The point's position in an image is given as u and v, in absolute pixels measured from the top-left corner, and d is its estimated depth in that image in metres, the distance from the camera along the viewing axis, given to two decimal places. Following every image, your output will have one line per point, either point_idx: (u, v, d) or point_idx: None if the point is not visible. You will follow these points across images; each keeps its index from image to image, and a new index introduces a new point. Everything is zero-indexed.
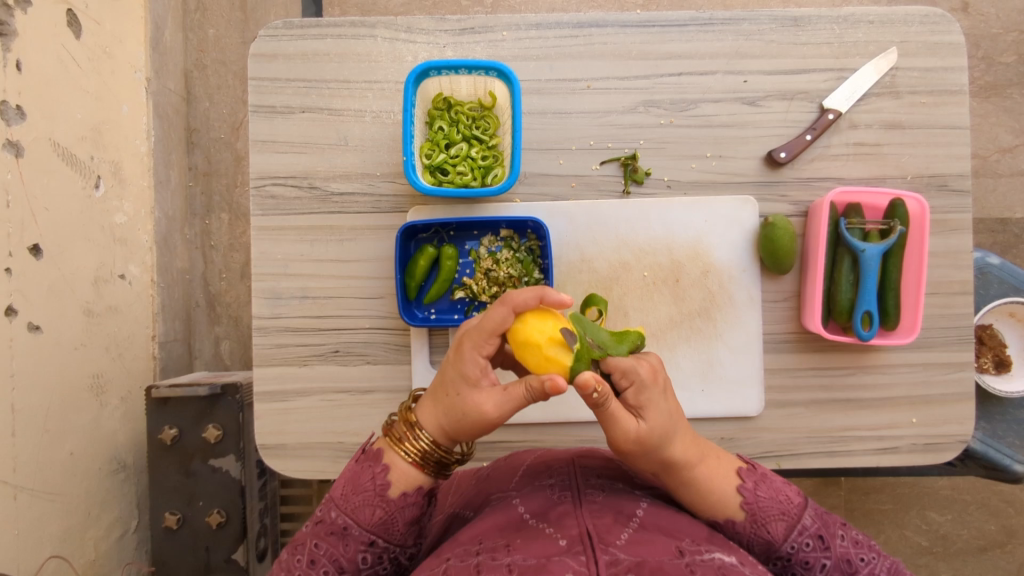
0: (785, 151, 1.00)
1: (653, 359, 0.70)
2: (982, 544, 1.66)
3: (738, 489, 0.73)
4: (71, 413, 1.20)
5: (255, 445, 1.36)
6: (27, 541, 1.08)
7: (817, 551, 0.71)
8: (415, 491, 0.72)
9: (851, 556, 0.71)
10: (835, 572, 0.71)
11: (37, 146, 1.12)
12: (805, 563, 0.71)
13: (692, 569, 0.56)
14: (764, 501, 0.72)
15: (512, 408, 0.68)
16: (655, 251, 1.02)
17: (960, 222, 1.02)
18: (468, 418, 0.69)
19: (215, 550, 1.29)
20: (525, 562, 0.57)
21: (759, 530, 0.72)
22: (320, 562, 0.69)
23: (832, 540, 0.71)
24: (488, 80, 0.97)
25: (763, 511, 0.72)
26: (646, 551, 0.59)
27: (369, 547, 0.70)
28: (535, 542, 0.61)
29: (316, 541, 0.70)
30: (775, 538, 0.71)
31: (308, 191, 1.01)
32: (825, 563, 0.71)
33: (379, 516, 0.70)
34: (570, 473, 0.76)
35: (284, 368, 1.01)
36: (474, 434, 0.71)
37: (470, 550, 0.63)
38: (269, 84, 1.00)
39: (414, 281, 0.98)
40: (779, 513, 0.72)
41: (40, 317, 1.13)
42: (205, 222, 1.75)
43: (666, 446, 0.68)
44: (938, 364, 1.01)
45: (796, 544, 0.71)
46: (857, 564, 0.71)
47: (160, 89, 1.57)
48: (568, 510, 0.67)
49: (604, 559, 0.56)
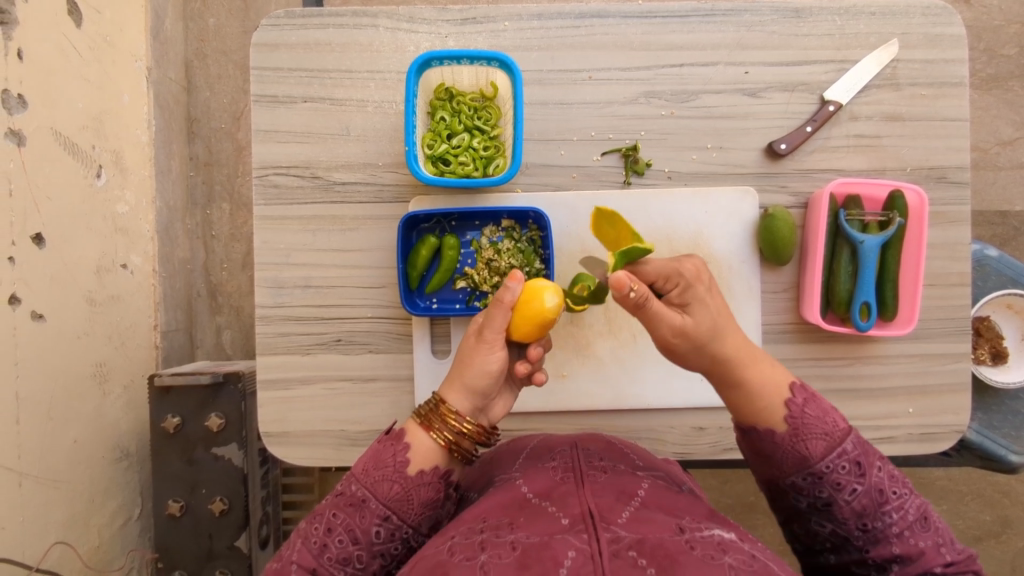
0: (785, 143, 1.01)
1: (694, 261, 0.80)
2: (977, 534, 1.68)
3: (787, 402, 0.75)
4: (74, 401, 1.21)
5: (257, 433, 1.37)
6: (32, 529, 1.09)
7: (851, 475, 0.70)
8: (432, 471, 0.74)
9: (885, 486, 0.70)
10: (864, 499, 0.70)
11: (39, 135, 1.13)
12: (836, 484, 0.70)
13: (693, 545, 0.57)
14: (813, 419, 0.73)
15: (495, 326, 0.78)
16: (656, 241, 1.02)
17: (959, 214, 1.02)
18: (468, 350, 0.79)
19: (217, 537, 1.30)
20: (528, 539, 0.58)
21: (797, 444, 0.73)
22: (337, 531, 0.70)
23: (869, 469, 0.71)
24: (490, 71, 0.97)
25: (806, 427, 0.73)
26: (646, 528, 0.60)
27: (385, 522, 0.71)
28: (538, 520, 0.62)
29: (335, 511, 0.71)
30: (812, 454, 0.72)
31: (310, 180, 1.01)
32: (856, 488, 0.70)
33: (397, 491, 0.72)
34: (572, 455, 0.77)
35: (286, 357, 1.01)
36: (480, 365, 0.77)
37: (474, 528, 0.63)
38: (271, 74, 1.00)
39: (416, 271, 0.99)
40: (822, 432, 0.72)
41: (43, 305, 1.14)
42: (206, 212, 1.75)
43: (714, 342, 0.76)
44: (936, 354, 1.02)
45: (832, 465, 0.71)
46: (889, 493, 0.70)
47: (161, 78, 1.58)
48: (570, 490, 0.68)
49: (606, 536, 0.57)
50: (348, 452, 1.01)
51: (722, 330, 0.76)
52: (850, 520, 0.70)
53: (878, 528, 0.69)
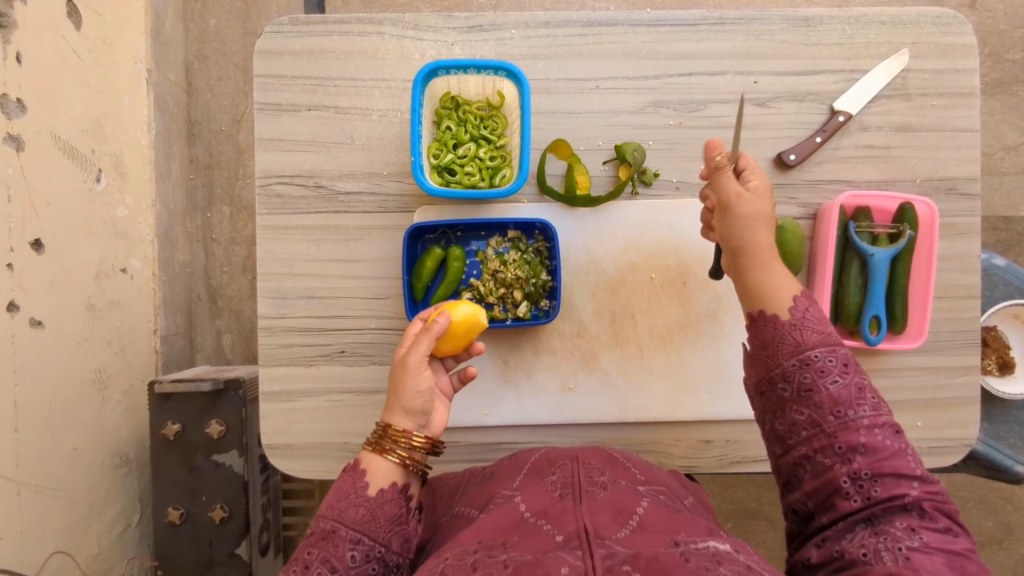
0: (794, 153, 1.00)
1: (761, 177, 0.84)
2: (979, 540, 1.67)
3: (794, 298, 0.78)
4: (74, 408, 1.20)
5: (258, 439, 1.36)
6: (30, 538, 1.08)
7: (837, 368, 0.72)
8: (391, 488, 0.76)
9: (866, 386, 0.72)
10: (844, 391, 0.71)
11: (38, 139, 1.12)
12: (821, 371, 0.72)
13: (687, 557, 0.57)
14: (814, 319, 0.76)
15: (419, 352, 0.79)
16: (665, 253, 1.01)
17: (968, 226, 1.01)
18: (397, 374, 0.80)
19: (218, 544, 1.29)
20: (521, 558, 0.58)
21: (793, 331, 0.75)
22: (314, 565, 0.69)
23: (856, 373, 0.72)
24: (497, 80, 0.95)
25: (807, 322, 0.76)
26: (642, 543, 0.59)
27: (358, 545, 0.71)
28: (532, 539, 0.62)
29: (309, 548, 0.70)
30: (805, 342, 0.74)
31: (314, 190, 1.00)
32: (839, 379, 0.71)
33: (364, 513, 0.73)
34: (573, 470, 0.75)
35: (289, 368, 1.00)
36: (408, 388, 0.79)
37: (468, 549, 0.62)
38: (274, 81, 0.99)
39: (421, 282, 0.97)
40: (820, 331, 0.75)
41: (42, 312, 1.12)
42: (206, 215, 1.74)
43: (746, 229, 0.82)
44: (944, 367, 1.01)
45: (821, 354, 0.73)
46: (869, 394, 0.71)
47: (161, 80, 1.56)
48: (567, 508, 0.66)
49: (600, 552, 0.57)
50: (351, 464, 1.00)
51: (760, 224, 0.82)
52: (824, 409, 0.71)
53: (850, 418, 0.70)
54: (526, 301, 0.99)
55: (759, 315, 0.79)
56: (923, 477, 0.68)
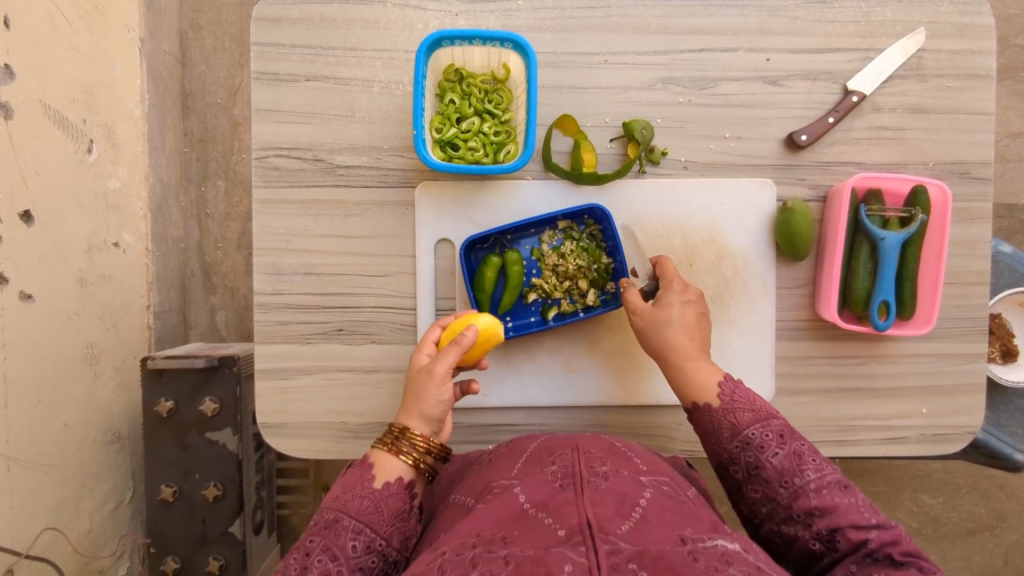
0: (806, 134, 0.97)
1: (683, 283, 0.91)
2: (971, 527, 1.68)
3: (720, 381, 0.84)
4: (65, 384, 1.18)
5: (252, 417, 1.34)
6: (21, 514, 1.06)
7: (775, 441, 0.78)
8: (397, 483, 0.76)
9: (803, 452, 0.77)
10: (786, 461, 0.77)
11: (28, 107, 1.08)
12: (761, 447, 0.78)
13: (695, 556, 0.56)
14: (742, 398, 0.82)
15: (447, 364, 0.79)
16: (671, 234, 0.99)
17: (980, 211, 1.00)
18: (419, 381, 0.80)
19: (211, 523, 1.28)
20: (523, 555, 0.56)
21: (728, 414, 0.82)
22: (315, 552, 0.69)
23: (793, 440, 0.78)
24: (502, 52, 0.93)
25: (736, 402, 0.82)
26: (647, 539, 0.58)
27: (360, 536, 0.71)
28: (533, 534, 0.60)
29: (311, 536, 0.70)
30: (739, 422, 0.80)
31: (312, 163, 0.97)
32: (779, 451, 0.77)
33: (367, 505, 0.73)
34: (573, 458, 0.72)
35: (285, 346, 0.98)
36: (430, 397, 0.79)
37: (466, 543, 0.60)
38: (272, 50, 0.95)
39: (485, 294, 0.96)
40: (751, 408, 0.81)
41: (32, 285, 1.10)
42: (201, 189, 1.70)
43: (664, 330, 0.87)
44: (951, 354, 1.00)
45: (757, 432, 0.79)
46: (809, 459, 0.77)
47: (155, 50, 1.52)
48: (569, 498, 0.64)
49: (604, 548, 0.56)
50: (348, 443, 0.99)
51: (684, 323, 0.88)
52: (774, 483, 0.76)
53: (798, 486, 0.75)
54: (592, 288, 0.98)
55: (694, 406, 0.85)
56: (884, 527, 0.70)
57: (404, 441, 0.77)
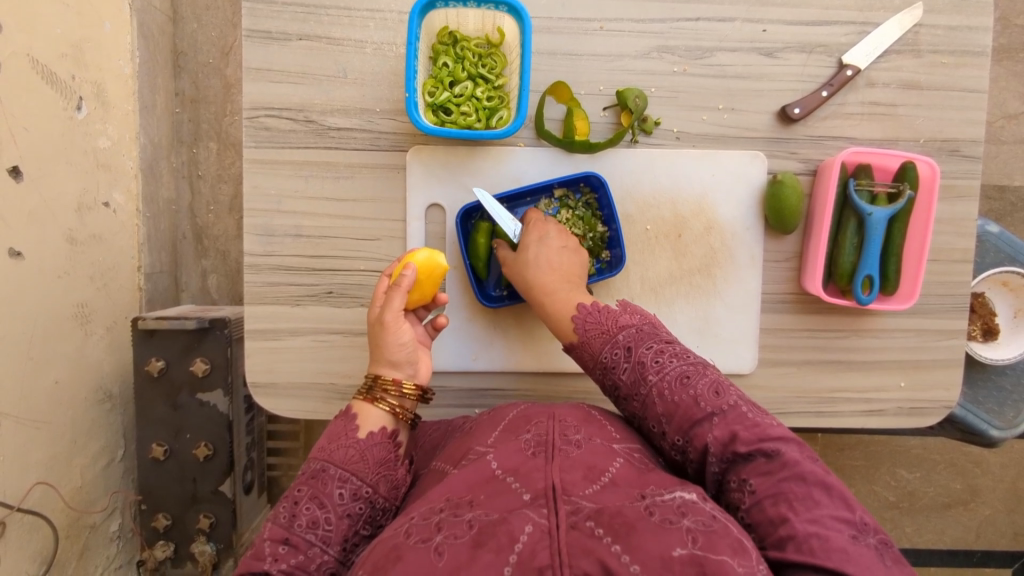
0: (799, 107, 0.97)
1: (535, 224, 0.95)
2: (946, 501, 1.72)
3: (577, 309, 0.89)
4: (56, 342, 1.18)
5: (242, 379, 1.35)
6: (13, 468, 1.08)
7: (622, 356, 0.83)
8: (381, 432, 0.78)
9: (645, 359, 0.81)
10: (632, 374, 0.81)
11: (15, 60, 1.06)
12: (613, 367, 0.83)
13: (651, 511, 0.58)
14: (592, 324, 0.86)
15: (392, 304, 0.83)
16: (659, 204, 1.00)
17: (967, 189, 1.00)
18: (377, 331, 0.83)
19: (202, 481, 1.29)
20: (486, 517, 0.58)
21: (585, 347, 0.87)
22: (303, 502, 0.71)
23: (637, 348, 0.82)
24: (497, 15, 0.92)
25: (588, 331, 0.86)
26: (608, 499, 0.61)
27: (346, 483, 0.73)
28: (499, 498, 0.61)
29: (298, 486, 0.73)
30: (595, 350, 0.85)
31: (303, 124, 0.96)
32: (625, 366, 0.82)
33: (352, 454, 0.75)
34: (548, 426, 0.73)
35: (274, 307, 0.98)
36: (391, 341, 0.82)
37: (434, 508, 0.62)
38: (264, 7, 0.94)
39: (479, 262, 0.97)
40: (601, 331, 0.86)
41: (22, 243, 1.09)
42: (193, 150, 1.68)
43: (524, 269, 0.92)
44: (931, 330, 1.02)
45: (608, 354, 0.84)
46: (650, 365, 0.80)
47: (145, 7, 1.49)
48: (539, 463, 0.66)
49: (565, 509, 0.58)
50: (337, 405, 1.00)
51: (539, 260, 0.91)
52: (631, 399, 0.81)
53: (647, 395, 0.79)
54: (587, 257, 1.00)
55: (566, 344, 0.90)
56: (723, 413, 0.74)
57: (376, 391, 0.81)
